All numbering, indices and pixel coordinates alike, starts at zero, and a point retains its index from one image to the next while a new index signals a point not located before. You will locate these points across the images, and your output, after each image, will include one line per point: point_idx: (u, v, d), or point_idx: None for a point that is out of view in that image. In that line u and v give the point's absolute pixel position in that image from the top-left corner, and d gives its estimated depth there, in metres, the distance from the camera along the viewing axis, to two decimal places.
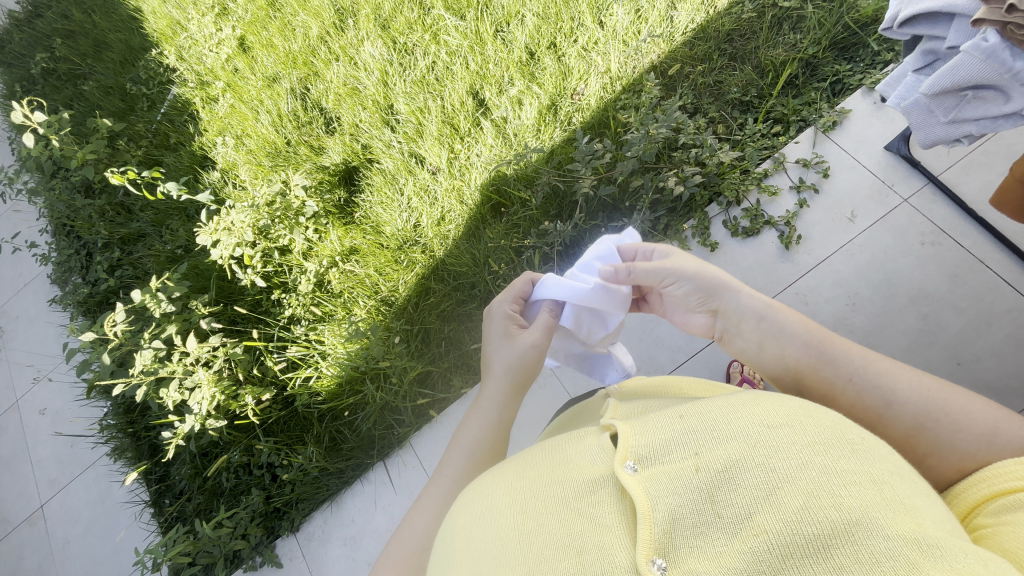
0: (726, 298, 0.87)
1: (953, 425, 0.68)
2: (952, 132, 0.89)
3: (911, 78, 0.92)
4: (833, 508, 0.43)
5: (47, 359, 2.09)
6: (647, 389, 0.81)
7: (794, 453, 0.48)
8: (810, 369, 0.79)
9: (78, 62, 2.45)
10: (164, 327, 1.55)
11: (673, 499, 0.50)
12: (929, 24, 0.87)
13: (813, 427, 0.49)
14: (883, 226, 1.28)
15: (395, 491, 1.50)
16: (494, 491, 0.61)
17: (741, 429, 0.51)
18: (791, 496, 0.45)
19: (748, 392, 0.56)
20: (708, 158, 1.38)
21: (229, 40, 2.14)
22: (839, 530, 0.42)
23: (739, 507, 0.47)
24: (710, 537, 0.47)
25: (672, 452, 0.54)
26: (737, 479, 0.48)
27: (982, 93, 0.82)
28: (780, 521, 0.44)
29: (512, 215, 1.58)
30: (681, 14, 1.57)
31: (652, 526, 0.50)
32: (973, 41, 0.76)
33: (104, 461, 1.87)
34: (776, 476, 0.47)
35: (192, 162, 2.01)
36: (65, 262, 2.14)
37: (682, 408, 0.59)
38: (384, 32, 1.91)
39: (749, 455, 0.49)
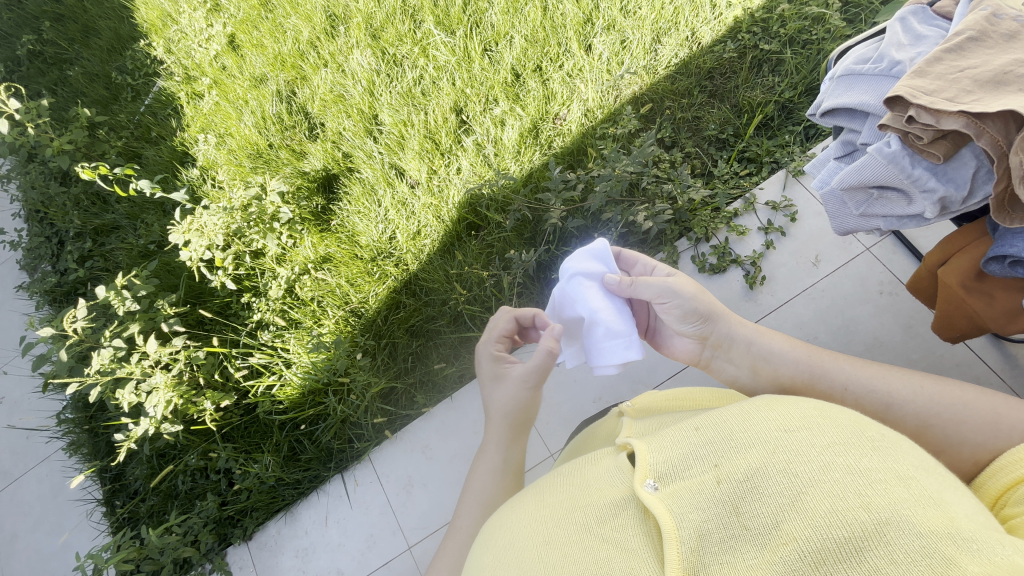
0: (718, 325, 0.88)
1: (955, 419, 0.69)
2: (864, 224, 0.92)
3: (832, 164, 0.93)
4: (862, 508, 0.46)
5: (9, 346, 2.05)
6: (660, 403, 0.84)
7: (815, 457, 0.51)
8: (807, 382, 0.81)
9: (66, 47, 2.42)
10: (126, 325, 1.53)
11: (698, 515, 0.53)
12: (848, 117, 0.89)
13: (832, 430, 0.53)
14: (845, 272, 1.30)
15: (350, 505, 1.49)
16: (518, 521, 0.66)
17: (759, 437, 0.55)
18: (817, 499, 0.48)
19: (759, 400, 0.62)
20: (680, 195, 1.40)
21: (219, 37, 2.13)
22: (871, 530, 0.45)
23: (764, 517, 0.49)
24: (741, 549, 0.49)
25: (692, 466, 0.58)
26: (760, 487, 0.51)
27: (887, 194, 0.84)
28: (808, 527, 0.47)
29: (487, 235, 1.59)
30: (665, 48, 1.59)
31: (679, 545, 0.53)
32: (877, 145, 0.80)
33: (61, 455, 1.83)
34: (799, 482, 0.50)
35: (172, 158, 1.99)
36: (34, 249, 2.10)
37: (699, 421, 0.63)
38: (374, 42, 1.91)
39: (768, 462, 0.52)
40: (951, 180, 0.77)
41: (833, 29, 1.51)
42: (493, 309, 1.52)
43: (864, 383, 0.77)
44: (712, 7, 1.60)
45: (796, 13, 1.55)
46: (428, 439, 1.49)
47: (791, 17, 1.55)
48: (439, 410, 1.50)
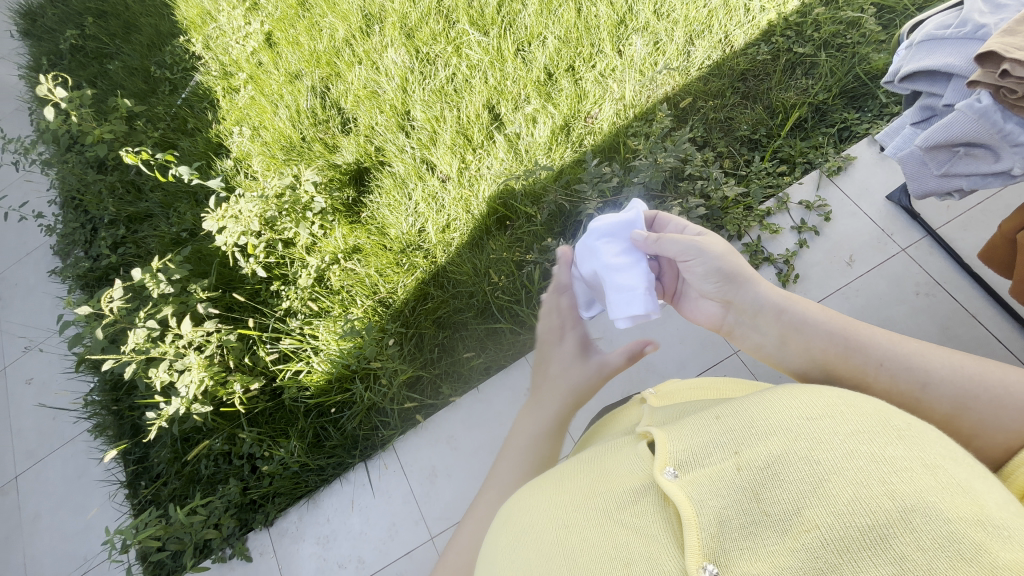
0: (746, 289, 0.86)
1: (996, 403, 0.64)
2: (944, 185, 0.92)
3: (908, 130, 0.95)
4: (887, 496, 0.40)
5: (41, 328, 2.09)
6: (687, 394, 0.79)
7: (838, 444, 0.44)
8: (842, 354, 0.75)
9: (107, 41, 2.50)
10: (160, 307, 1.55)
11: (717, 502, 0.47)
12: (928, 81, 0.91)
13: (854, 417, 0.46)
14: (879, 272, 1.29)
15: (373, 494, 1.49)
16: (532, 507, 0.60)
17: (781, 424, 0.48)
18: (840, 487, 0.42)
19: (781, 388, 0.54)
20: (713, 191, 1.41)
21: (257, 34, 2.18)
22: (896, 518, 0.39)
23: (785, 503, 0.43)
24: (759, 537, 0.43)
25: (712, 453, 0.51)
26: (781, 474, 0.45)
27: (973, 151, 0.85)
28: (831, 515, 0.41)
29: (517, 229, 1.60)
30: (698, 50, 1.61)
31: (698, 531, 0.46)
32: (967, 101, 0.81)
33: (85, 437, 1.85)
34: (821, 468, 0.43)
35: (207, 148, 2.04)
36: (69, 235, 2.15)
37: (720, 409, 0.56)
38: (408, 41, 1.95)
39: (791, 449, 0.46)
40: None
41: (868, 33, 1.52)
42: (522, 301, 1.53)
43: (900, 356, 0.71)
44: (746, 10, 1.62)
45: (830, 17, 1.56)
46: (453, 431, 1.49)
47: (825, 21, 1.56)
48: (465, 400, 1.51)
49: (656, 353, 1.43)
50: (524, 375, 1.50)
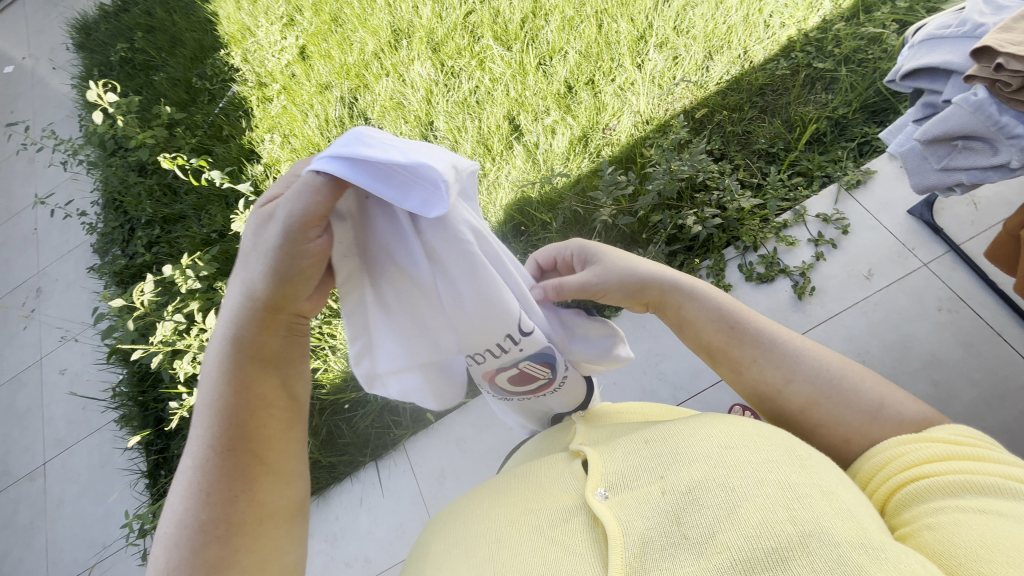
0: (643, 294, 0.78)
1: (842, 402, 0.66)
2: (945, 179, 0.92)
3: (910, 127, 0.97)
4: (788, 521, 0.49)
5: (77, 322, 2.19)
6: (615, 415, 0.81)
7: (750, 472, 0.53)
8: (728, 335, 0.74)
9: (154, 55, 2.66)
10: (188, 302, 1.63)
11: (643, 523, 0.54)
12: (929, 79, 0.92)
13: (766, 446, 0.56)
14: (900, 287, 1.27)
15: (382, 493, 1.50)
16: (475, 518, 0.65)
17: (702, 451, 0.57)
18: (750, 512, 0.50)
19: (703, 416, 0.64)
20: (729, 203, 1.42)
21: (292, 48, 2.29)
22: (795, 541, 0.48)
23: (702, 528, 0.51)
24: (678, 557, 0.51)
25: (640, 477, 0.59)
26: (700, 500, 0.53)
27: (971, 144, 0.86)
28: (740, 538, 0.49)
29: (533, 236, 1.61)
30: (717, 65, 1.64)
31: (623, 550, 0.52)
32: (962, 95, 0.82)
33: (111, 427, 1.93)
34: (735, 495, 0.52)
35: (239, 154, 2.13)
36: (108, 234, 2.26)
37: (648, 434, 0.64)
38: (434, 55, 2.02)
39: (710, 475, 0.54)
40: None
41: (890, 49, 1.52)
42: None
43: (779, 342, 0.72)
44: (765, 27, 1.64)
45: (852, 33, 1.57)
46: (462, 433, 1.50)
47: (846, 37, 1.57)
48: (477, 403, 1.53)
49: (669, 363, 1.42)
50: None
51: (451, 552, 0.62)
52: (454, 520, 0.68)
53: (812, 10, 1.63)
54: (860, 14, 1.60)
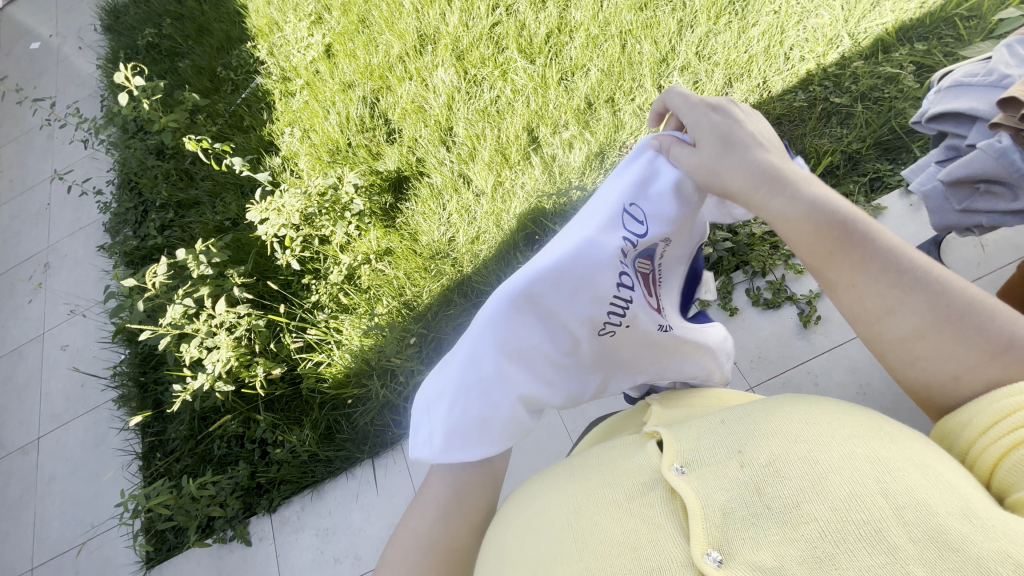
0: (728, 171, 0.61)
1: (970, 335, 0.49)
2: (965, 220, 0.95)
3: (933, 168, 0.98)
4: (880, 494, 0.41)
5: (84, 298, 2.20)
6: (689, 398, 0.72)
7: (834, 445, 0.46)
8: (834, 243, 0.54)
9: (181, 42, 2.69)
10: (198, 288, 1.65)
11: (723, 494, 0.48)
12: (953, 123, 0.94)
13: (849, 424, 0.48)
14: None
15: (376, 491, 1.50)
16: (545, 502, 0.58)
17: (781, 424, 0.50)
18: (837, 485, 0.43)
19: (785, 397, 0.55)
20: (740, 228, 1.45)
21: (317, 45, 2.32)
22: (888, 514, 0.40)
23: (786, 497, 0.44)
24: (761, 527, 0.44)
25: (716, 452, 0.52)
26: (782, 471, 0.46)
27: (993, 188, 0.88)
28: (829, 509, 0.42)
29: (545, 247, 1.64)
30: (736, 93, 1.67)
31: (703, 521, 0.47)
32: (988, 141, 0.84)
33: (108, 406, 1.92)
34: (820, 468, 0.44)
35: (259, 145, 2.16)
36: (122, 214, 2.28)
37: (724, 413, 0.57)
38: (458, 62, 2.05)
39: (789, 450, 0.47)
40: None
41: (906, 89, 1.55)
42: None
43: (895, 260, 0.52)
44: (785, 59, 1.68)
45: (869, 71, 1.60)
46: None
47: (864, 74, 1.60)
48: None
49: None
50: None
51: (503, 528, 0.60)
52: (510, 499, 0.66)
53: (832, 45, 1.66)
54: (879, 52, 1.63)
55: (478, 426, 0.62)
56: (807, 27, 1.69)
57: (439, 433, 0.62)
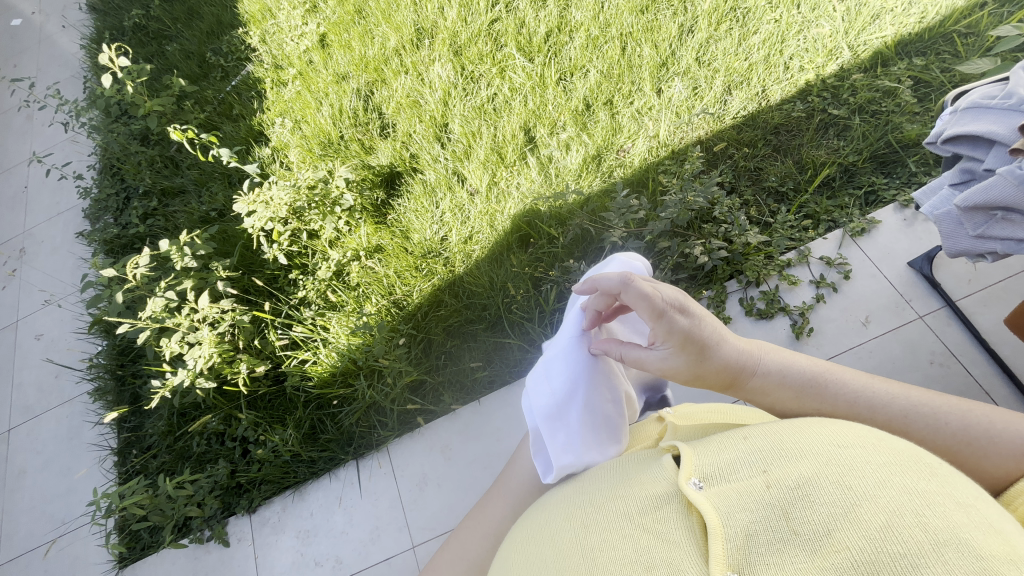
0: (707, 372, 0.79)
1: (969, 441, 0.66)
2: (977, 247, 0.88)
3: (946, 190, 0.92)
4: (919, 528, 0.46)
5: (61, 286, 2.13)
6: (703, 415, 0.78)
7: (870, 472, 0.51)
8: (812, 401, 0.75)
9: (169, 25, 2.61)
10: (180, 280, 1.59)
11: (746, 516, 0.54)
12: (969, 146, 0.88)
13: (887, 451, 0.53)
14: (895, 336, 1.29)
15: (360, 493, 1.47)
16: (568, 512, 0.67)
17: (812, 448, 0.56)
18: (872, 513, 0.48)
19: (811, 420, 0.62)
20: (736, 237, 1.44)
21: (312, 35, 2.27)
22: (927, 549, 0.45)
23: (815, 525, 0.50)
24: (787, 553, 0.50)
25: (738, 470, 0.58)
26: (811, 495, 0.51)
27: (1012, 216, 0.81)
28: (862, 539, 0.47)
29: (538, 249, 1.62)
30: (735, 100, 1.66)
31: (724, 542, 0.53)
32: (1008, 166, 0.78)
33: (84, 399, 1.86)
34: (854, 494, 0.50)
35: (248, 135, 2.11)
36: (102, 200, 2.21)
37: (746, 430, 0.63)
38: (455, 58, 2.02)
39: (821, 474, 0.53)
40: None
41: (903, 104, 1.55)
42: (535, 319, 1.54)
43: (880, 404, 0.71)
44: (785, 69, 1.67)
45: (867, 84, 1.60)
46: (449, 440, 1.48)
47: (862, 87, 1.60)
48: (465, 411, 1.50)
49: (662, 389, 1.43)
50: None
51: (532, 537, 0.67)
52: (537, 511, 0.72)
53: (832, 56, 1.66)
54: (878, 66, 1.64)
55: (606, 422, 0.80)
56: (808, 38, 1.69)
57: (577, 433, 0.80)
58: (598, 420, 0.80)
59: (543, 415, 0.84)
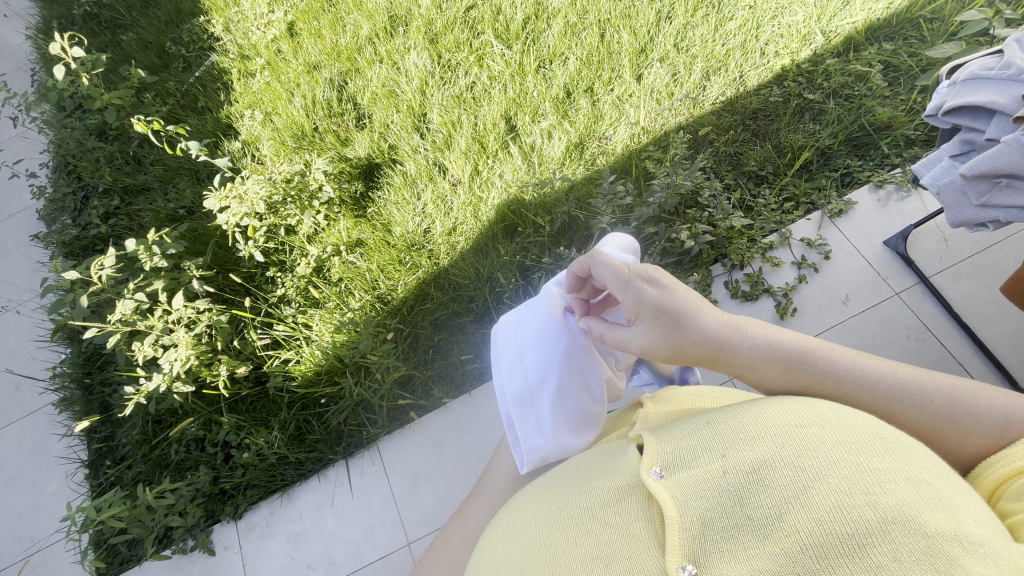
0: (689, 343, 0.80)
1: (956, 413, 0.68)
2: (980, 216, 0.89)
3: (946, 162, 0.94)
4: (869, 507, 0.49)
5: (16, 292, 2.00)
6: (682, 398, 0.82)
7: (825, 452, 0.54)
8: (800, 375, 0.75)
9: (123, 13, 2.47)
10: (150, 281, 1.52)
11: (701, 504, 0.56)
12: (970, 116, 0.91)
13: (843, 429, 0.55)
14: (873, 314, 1.33)
15: (351, 493, 1.44)
16: (536, 514, 0.69)
17: (770, 430, 0.58)
18: (823, 494, 0.51)
19: (774, 400, 0.64)
20: (720, 221, 1.45)
21: (279, 23, 2.19)
22: (875, 528, 0.48)
23: (767, 509, 0.52)
24: (741, 540, 0.52)
25: (699, 457, 0.60)
26: (766, 479, 0.54)
27: (1016, 182, 0.84)
28: (812, 522, 0.50)
29: (525, 238, 1.61)
30: (714, 86, 1.68)
31: (680, 532, 0.55)
32: (1014, 134, 0.80)
33: (49, 411, 1.76)
34: (807, 476, 0.52)
35: (216, 128, 2.02)
36: (59, 200, 2.08)
37: (710, 415, 0.66)
38: (431, 46, 1.97)
39: (777, 456, 0.55)
40: None
41: (875, 88, 1.60)
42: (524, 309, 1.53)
43: (868, 381, 0.71)
44: (761, 54, 1.70)
45: (840, 68, 1.64)
46: (440, 434, 1.46)
47: (835, 72, 1.64)
48: (456, 405, 1.48)
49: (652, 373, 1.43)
50: None
51: (503, 538, 0.70)
52: (510, 509, 0.75)
53: (806, 42, 1.69)
54: (850, 51, 1.68)
55: (579, 415, 0.87)
56: (782, 24, 1.72)
57: (549, 420, 0.86)
58: (571, 409, 0.86)
59: (515, 398, 0.88)
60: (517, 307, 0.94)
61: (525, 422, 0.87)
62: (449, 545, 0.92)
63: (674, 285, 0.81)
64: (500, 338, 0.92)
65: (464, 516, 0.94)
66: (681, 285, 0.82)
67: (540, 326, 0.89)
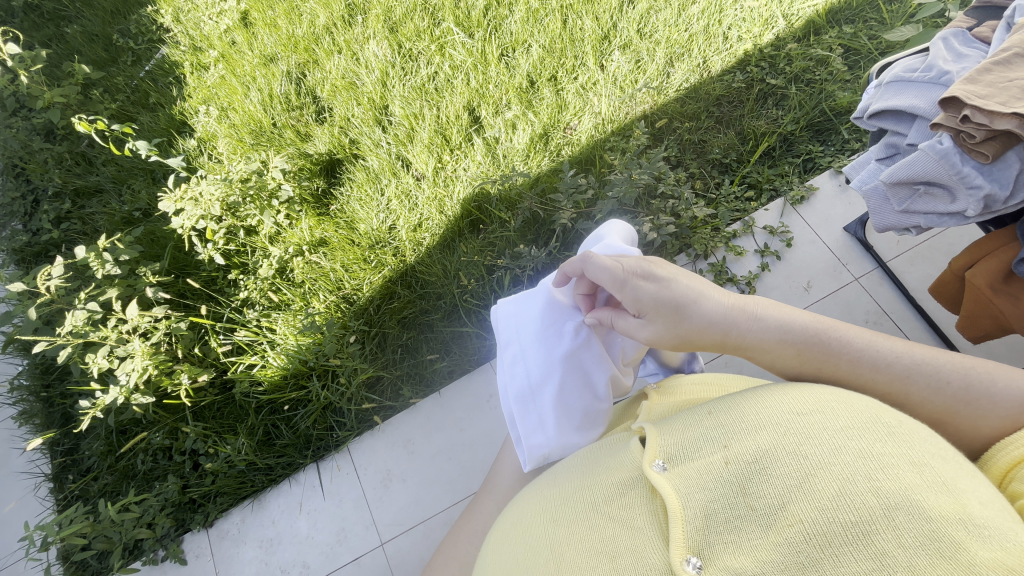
0: (693, 333, 0.77)
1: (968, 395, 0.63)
2: (903, 221, 0.91)
3: (872, 165, 0.95)
4: (872, 494, 0.48)
5: None
6: (693, 389, 0.80)
7: (827, 440, 0.53)
8: (813, 359, 0.70)
9: (66, 4, 2.35)
10: (103, 290, 1.47)
11: (704, 496, 0.56)
12: (894, 120, 0.90)
13: (846, 415, 0.55)
14: (833, 299, 1.35)
15: (323, 497, 1.42)
16: (539, 510, 0.68)
17: (771, 420, 0.57)
18: (826, 482, 0.50)
19: (778, 387, 0.64)
20: (683, 211, 1.45)
21: (232, 13, 2.10)
22: (878, 515, 0.47)
23: (770, 499, 0.52)
24: (744, 531, 0.52)
25: (701, 448, 0.60)
26: (768, 469, 0.53)
27: (933, 189, 0.84)
28: (815, 510, 0.49)
29: (490, 233, 1.59)
30: (677, 72, 1.66)
31: (683, 525, 0.55)
32: (929, 142, 0.81)
33: (8, 425, 1.71)
34: (810, 463, 0.52)
35: (169, 125, 1.94)
36: (6, 205, 1.99)
37: (712, 405, 0.65)
38: (391, 35, 1.91)
39: (779, 445, 0.54)
40: (996, 179, 0.78)
41: (836, 72, 1.59)
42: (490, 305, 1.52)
43: (883, 363, 0.67)
44: (724, 39, 1.68)
45: (802, 53, 1.63)
46: (410, 434, 1.45)
47: (797, 56, 1.63)
48: (426, 404, 1.47)
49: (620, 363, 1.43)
50: (487, 381, 1.47)
51: (508, 535, 0.70)
52: (515, 505, 0.75)
53: (768, 26, 1.68)
54: (811, 35, 1.67)
55: (580, 410, 0.85)
56: (744, 8, 1.70)
57: (550, 417, 0.86)
58: (573, 406, 0.85)
59: (516, 397, 0.90)
60: (518, 303, 0.97)
61: (529, 421, 0.87)
62: (457, 548, 0.91)
63: (673, 275, 0.79)
64: (502, 334, 0.95)
65: (472, 515, 0.94)
66: (680, 273, 0.79)
67: (537, 323, 0.91)
